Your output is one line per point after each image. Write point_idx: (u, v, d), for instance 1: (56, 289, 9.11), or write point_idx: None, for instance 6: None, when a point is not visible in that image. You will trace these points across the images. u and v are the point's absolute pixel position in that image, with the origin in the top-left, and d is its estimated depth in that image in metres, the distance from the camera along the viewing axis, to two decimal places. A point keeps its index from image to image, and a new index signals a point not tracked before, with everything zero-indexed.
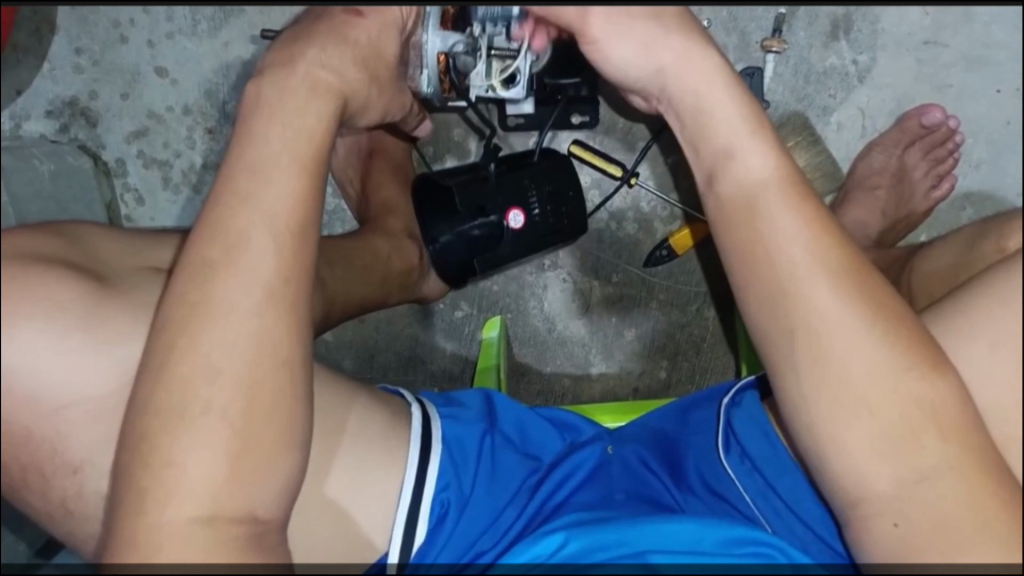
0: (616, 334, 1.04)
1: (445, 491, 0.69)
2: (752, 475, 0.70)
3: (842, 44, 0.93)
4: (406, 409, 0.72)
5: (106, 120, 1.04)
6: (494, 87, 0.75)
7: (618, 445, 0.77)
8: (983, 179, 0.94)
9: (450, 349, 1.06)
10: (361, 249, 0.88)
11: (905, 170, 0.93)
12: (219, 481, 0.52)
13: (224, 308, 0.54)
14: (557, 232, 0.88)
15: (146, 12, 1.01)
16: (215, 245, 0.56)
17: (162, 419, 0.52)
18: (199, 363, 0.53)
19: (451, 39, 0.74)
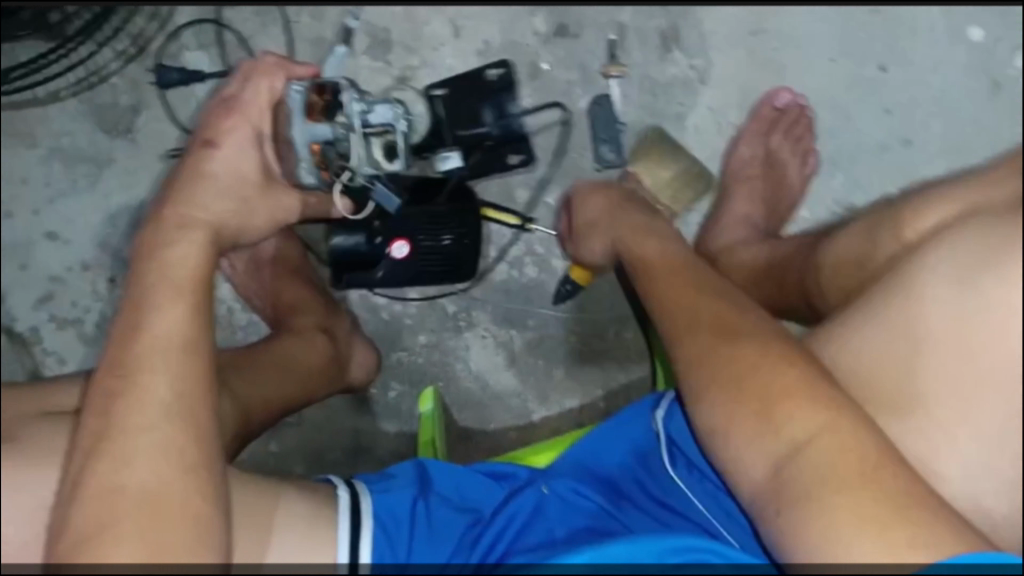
0: (546, 376, 1.06)
1: (380, 561, 0.74)
2: (698, 481, 0.75)
3: (677, 53, 0.97)
4: (333, 493, 0.76)
5: (11, 292, 1.06)
6: (378, 164, 0.79)
7: (552, 482, 0.78)
8: (843, 143, 0.97)
9: (393, 429, 1.07)
10: (272, 354, 0.91)
11: (771, 154, 0.95)
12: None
13: (125, 430, 0.62)
14: (443, 267, 0.93)
15: (25, 184, 1.04)
16: (116, 375, 0.64)
17: (76, 544, 0.58)
18: (106, 489, 0.60)
19: (319, 128, 0.78)
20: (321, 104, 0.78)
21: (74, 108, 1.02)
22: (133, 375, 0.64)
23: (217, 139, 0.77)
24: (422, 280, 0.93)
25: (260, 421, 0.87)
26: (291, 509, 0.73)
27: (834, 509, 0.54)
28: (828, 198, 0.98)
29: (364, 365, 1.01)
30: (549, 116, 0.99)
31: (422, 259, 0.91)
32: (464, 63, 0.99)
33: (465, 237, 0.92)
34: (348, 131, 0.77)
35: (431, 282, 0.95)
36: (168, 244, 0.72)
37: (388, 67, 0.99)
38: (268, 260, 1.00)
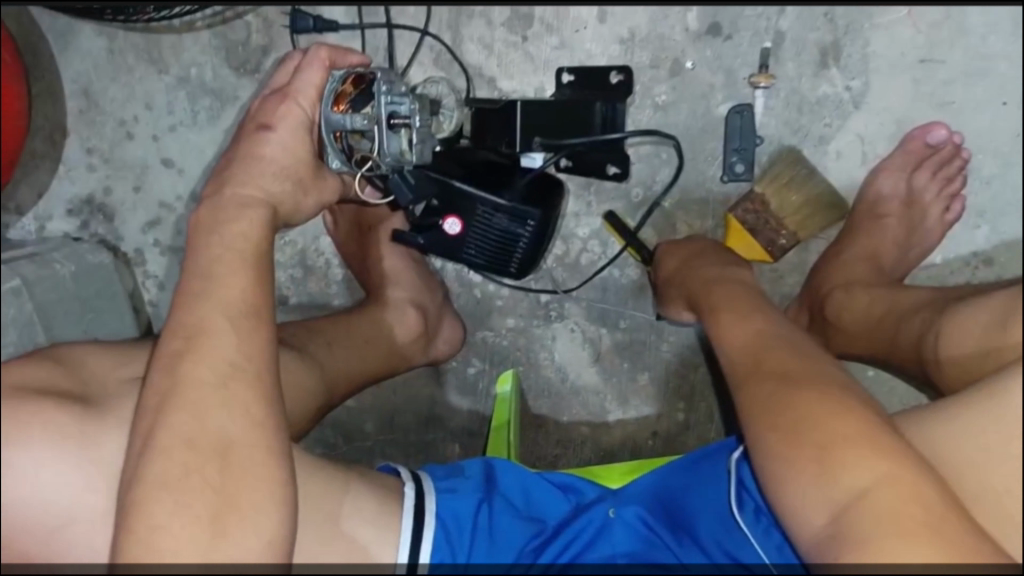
0: (629, 380, 1.03)
1: (440, 563, 0.72)
2: (767, 532, 0.70)
3: (834, 71, 0.91)
4: (400, 489, 0.75)
5: (121, 213, 1.08)
6: (403, 156, 0.75)
7: (620, 505, 0.76)
8: (995, 194, 0.90)
9: (466, 405, 1.07)
10: (362, 322, 0.93)
11: (916, 193, 0.89)
12: (206, 538, 0.56)
13: (192, 384, 0.60)
14: (512, 238, 0.87)
15: (148, 108, 1.05)
16: (176, 338, 0.62)
17: (147, 487, 0.57)
18: (188, 437, 0.58)
19: (347, 117, 0.71)
20: (349, 93, 0.73)
21: (207, 40, 1.02)
22: (197, 333, 0.61)
23: (269, 121, 0.71)
24: (496, 255, 0.88)
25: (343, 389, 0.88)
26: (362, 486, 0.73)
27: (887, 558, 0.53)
28: (966, 248, 0.92)
29: (452, 340, 0.99)
30: (683, 118, 0.94)
31: (493, 235, 0.86)
32: (604, 50, 0.94)
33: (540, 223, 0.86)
34: (371, 122, 0.72)
35: (511, 257, 0.89)
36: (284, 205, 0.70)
37: (524, 42, 0.95)
38: (369, 225, 0.97)
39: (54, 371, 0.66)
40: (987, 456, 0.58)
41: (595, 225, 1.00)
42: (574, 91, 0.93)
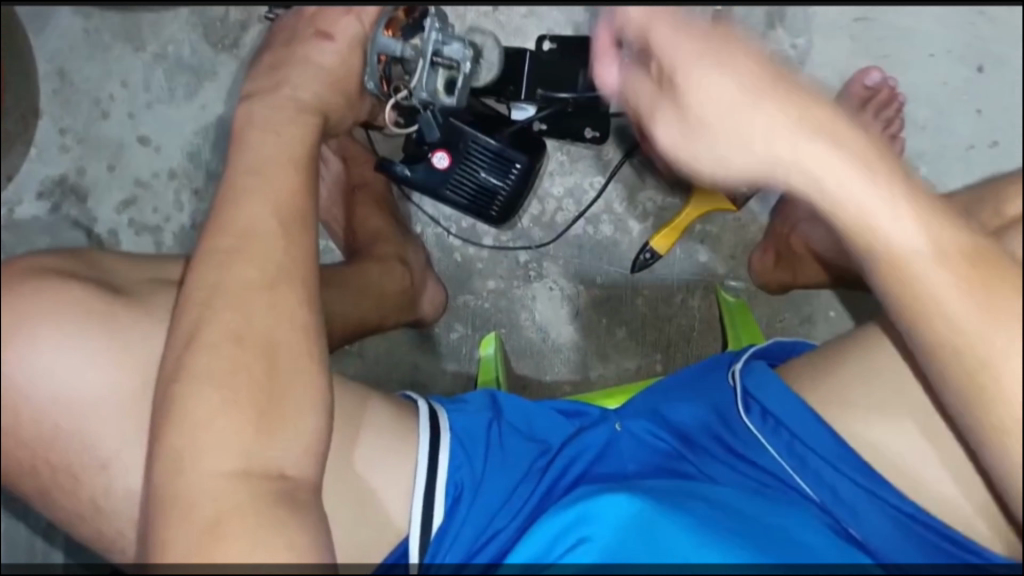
0: (608, 335, 1.06)
1: (458, 471, 0.74)
2: (777, 432, 0.73)
3: (780, 31, 1.00)
4: (413, 408, 0.77)
5: (95, 193, 1.08)
6: (437, 93, 0.80)
7: (625, 419, 0.80)
8: (931, 138, 0.99)
9: (451, 370, 1.08)
10: (355, 275, 0.92)
11: (862, 135, 0.95)
12: (249, 436, 0.59)
13: (235, 284, 0.63)
14: (495, 181, 0.93)
15: (125, 87, 1.06)
16: (227, 237, 0.64)
17: (198, 380, 0.60)
18: (231, 333, 0.61)
19: (393, 44, 0.77)
20: (401, 20, 0.78)
21: (185, 17, 1.05)
22: (225, 242, 0.64)
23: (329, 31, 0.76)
24: (478, 197, 0.94)
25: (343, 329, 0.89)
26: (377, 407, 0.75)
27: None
28: None
29: (435, 303, 1.03)
30: None
31: (476, 180, 0.93)
32: (570, 18, 1.01)
33: (524, 171, 0.93)
34: (417, 55, 0.77)
35: (493, 203, 0.95)
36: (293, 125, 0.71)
37: (496, 12, 1.02)
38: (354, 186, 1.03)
39: (68, 261, 0.69)
40: None
41: (569, 185, 1.05)
42: (561, 50, 0.94)
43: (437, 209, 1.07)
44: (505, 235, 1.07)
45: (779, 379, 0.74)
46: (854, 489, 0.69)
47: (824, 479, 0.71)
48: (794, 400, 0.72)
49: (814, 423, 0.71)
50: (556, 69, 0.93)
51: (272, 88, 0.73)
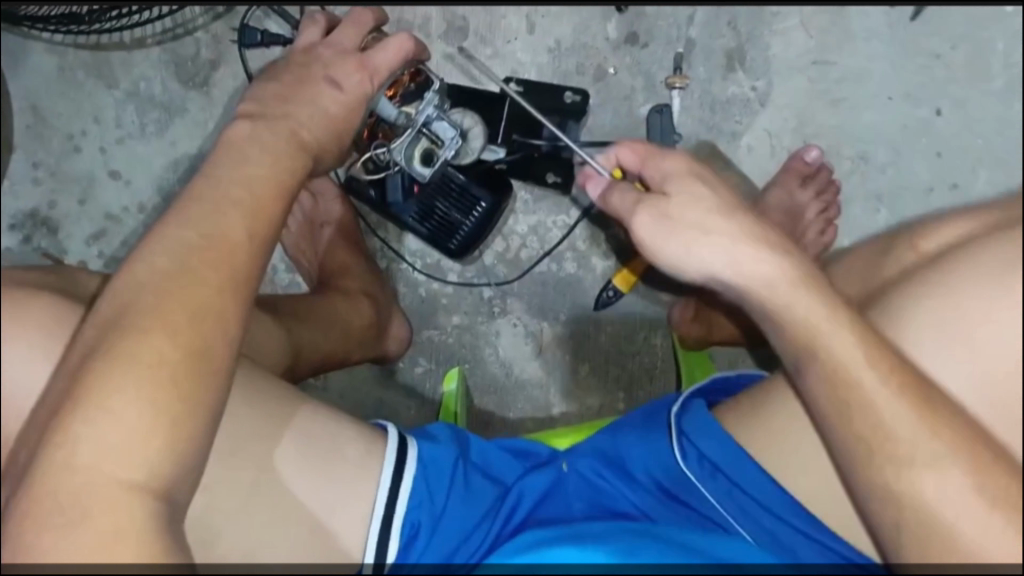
0: (570, 372, 1.07)
1: (416, 510, 0.74)
2: (715, 478, 0.73)
3: (740, 73, 1.01)
4: (382, 433, 0.76)
5: (66, 226, 1.09)
6: (410, 160, 0.85)
7: (571, 460, 0.79)
8: (891, 180, 1.00)
9: (415, 405, 1.08)
10: (321, 308, 0.94)
11: (796, 207, 0.96)
12: (155, 446, 0.54)
13: (172, 276, 0.59)
14: (453, 217, 0.96)
15: (97, 122, 1.08)
16: (193, 231, 0.61)
17: (112, 372, 0.55)
18: (164, 325, 0.57)
19: (389, 107, 0.81)
20: (407, 86, 0.82)
21: (157, 55, 1.07)
22: (168, 235, 0.61)
23: (337, 79, 0.75)
24: (437, 229, 0.97)
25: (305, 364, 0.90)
26: (311, 422, 0.73)
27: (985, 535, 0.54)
28: (867, 231, 1.01)
29: (400, 338, 1.03)
30: (609, 117, 1.02)
31: (437, 213, 0.96)
32: (533, 58, 1.03)
33: (486, 212, 0.96)
34: (409, 122, 0.82)
35: (451, 238, 0.98)
36: (247, 146, 0.68)
37: (460, 53, 1.03)
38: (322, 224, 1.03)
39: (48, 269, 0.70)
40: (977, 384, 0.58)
41: (533, 222, 1.06)
42: (527, 96, 0.98)
43: (401, 246, 1.08)
44: (469, 271, 1.07)
45: (712, 421, 0.74)
46: (793, 533, 0.70)
47: (762, 524, 0.71)
48: (736, 449, 0.72)
49: (757, 476, 0.71)
50: (525, 117, 0.95)
51: (279, 116, 0.71)
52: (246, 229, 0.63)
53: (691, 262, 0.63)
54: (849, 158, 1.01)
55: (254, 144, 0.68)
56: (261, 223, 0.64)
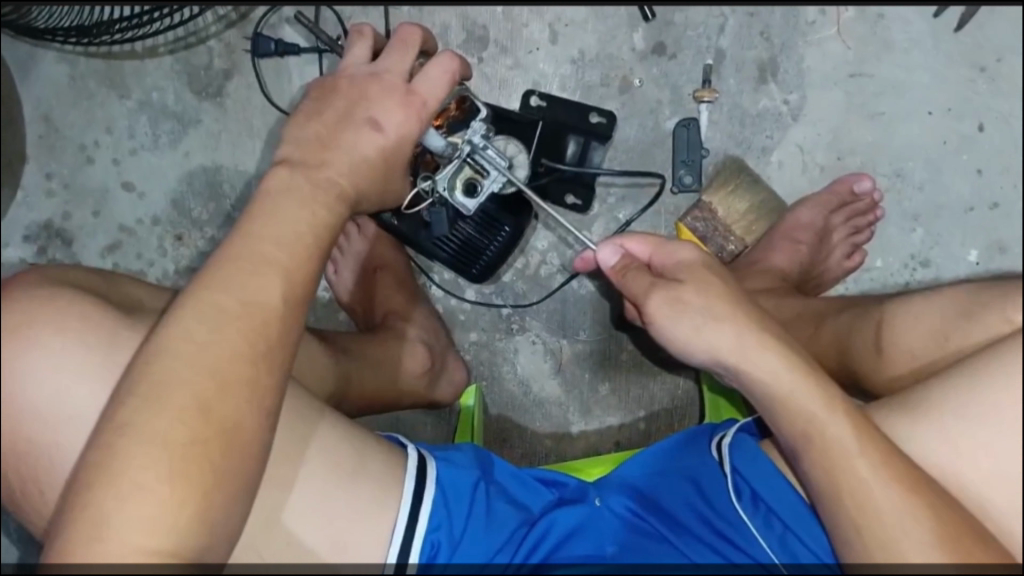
0: (590, 390, 1.04)
1: (437, 530, 0.71)
2: (768, 523, 0.71)
3: (772, 86, 0.97)
4: (401, 453, 0.73)
5: (79, 238, 1.06)
6: (453, 190, 0.79)
7: (605, 494, 0.77)
8: (927, 198, 0.96)
9: (430, 422, 1.05)
10: (369, 344, 0.93)
11: (829, 230, 0.93)
12: (187, 520, 0.52)
13: (185, 336, 0.56)
14: (475, 243, 0.97)
15: (110, 133, 1.06)
16: (224, 292, 0.58)
17: (142, 445, 0.52)
18: (197, 396, 0.54)
19: (435, 137, 0.75)
20: (451, 115, 0.77)
21: (169, 65, 1.05)
22: (208, 296, 0.58)
23: (380, 120, 0.71)
24: (459, 253, 0.99)
25: (354, 403, 0.89)
26: (324, 435, 0.69)
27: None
28: (905, 250, 0.97)
29: (454, 384, 1.00)
30: (634, 131, 0.98)
31: (460, 240, 0.97)
32: (556, 69, 0.99)
33: (509, 237, 0.97)
34: (455, 153, 0.77)
35: (474, 261, 0.99)
36: (281, 197, 0.64)
37: (481, 63, 0.99)
38: (373, 265, 1.01)
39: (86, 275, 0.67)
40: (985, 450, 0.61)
41: (553, 238, 1.04)
42: (548, 112, 0.96)
43: (419, 264, 1.06)
44: (487, 287, 1.05)
45: (766, 458, 0.73)
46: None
47: (808, 571, 0.69)
48: (784, 488, 0.71)
49: (811, 523, 0.70)
50: (552, 143, 0.94)
51: (316, 166, 0.68)
52: (283, 295, 0.59)
53: (696, 344, 0.68)
54: (885, 175, 0.97)
55: (288, 198, 0.64)
56: (298, 286, 0.61)
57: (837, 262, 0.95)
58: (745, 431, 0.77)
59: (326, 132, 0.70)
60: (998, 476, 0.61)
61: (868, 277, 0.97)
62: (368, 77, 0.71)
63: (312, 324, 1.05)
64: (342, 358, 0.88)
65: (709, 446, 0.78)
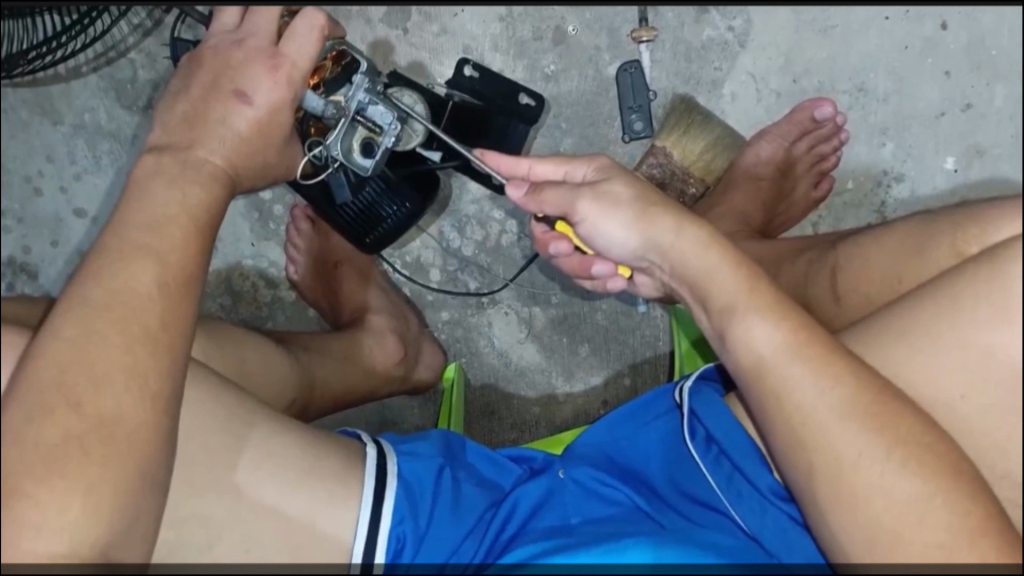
0: (570, 354, 1.01)
1: (400, 524, 0.69)
2: (717, 462, 0.69)
3: (713, 14, 0.91)
4: (360, 450, 0.72)
5: (43, 270, 1.05)
6: (350, 153, 0.74)
7: (569, 466, 0.74)
8: (894, 110, 0.90)
9: (416, 404, 1.04)
10: (341, 341, 0.91)
11: (790, 160, 0.88)
12: (74, 514, 0.50)
13: (54, 340, 0.54)
14: (368, 220, 0.89)
15: (51, 160, 1.04)
16: (99, 292, 0.56)
17: (30, 455, 0.51)
18: (66, 394, 0.52)
19: (314, 100, 0.71)
20: (328, 72, 0.72)
21: (96, 83, 1.02)
22: (86, 301, 0.56)
23: (248, 91, 0.68)
24: (348, 219, 0.90)
25: (321, 403, 0.87)
26: (279, 448, 0.67)
27: (955, 528, 0.52)
28: (875, 167, 0.91)
29: (432, 367, 0.99)
30: (575, 83, 0.93)
31: (357, 209, 0.88)
32: (485, 29, 0.94)
33: (411, 213, 0.88)
34: (338, 113, 0.72)
35: (371, 234, 0.90)
36: (166, 185, 0.63)
37: (406, 34, 0.95)
38: (337, 261, 0.98)
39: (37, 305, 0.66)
40: (960, 381, 0.56)
41: (510, 205, 1.01)
42: (482, 84, 0.89)
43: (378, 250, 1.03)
44: (451, 265, 1.02)
45: (724, 406, 0.69)
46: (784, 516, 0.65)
47: (754, 508, 0.66)
48: (743, 435, 0.67)
49: (759, 463, 0.66)
50: (477, 121, 0.86)
51: (186, 147, 0.66)
52: (156, 279, 0.57)
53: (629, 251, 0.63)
54: (846, 92, 0.90)
55: (156, 182, 0.63)
56: (173, 269, 0.58)
57: (805, 194, 0.90)
58: (704, 380, 0.74)
59: (194, 110, 0.67)
60: (980, 409, 0.56)
61: (842, 203, 0.93)
62: (231, 45, 0.69)
63: (270, 323, 1.04)
64: (302, 355, 0.85)
65: (673, 397, 0.75)
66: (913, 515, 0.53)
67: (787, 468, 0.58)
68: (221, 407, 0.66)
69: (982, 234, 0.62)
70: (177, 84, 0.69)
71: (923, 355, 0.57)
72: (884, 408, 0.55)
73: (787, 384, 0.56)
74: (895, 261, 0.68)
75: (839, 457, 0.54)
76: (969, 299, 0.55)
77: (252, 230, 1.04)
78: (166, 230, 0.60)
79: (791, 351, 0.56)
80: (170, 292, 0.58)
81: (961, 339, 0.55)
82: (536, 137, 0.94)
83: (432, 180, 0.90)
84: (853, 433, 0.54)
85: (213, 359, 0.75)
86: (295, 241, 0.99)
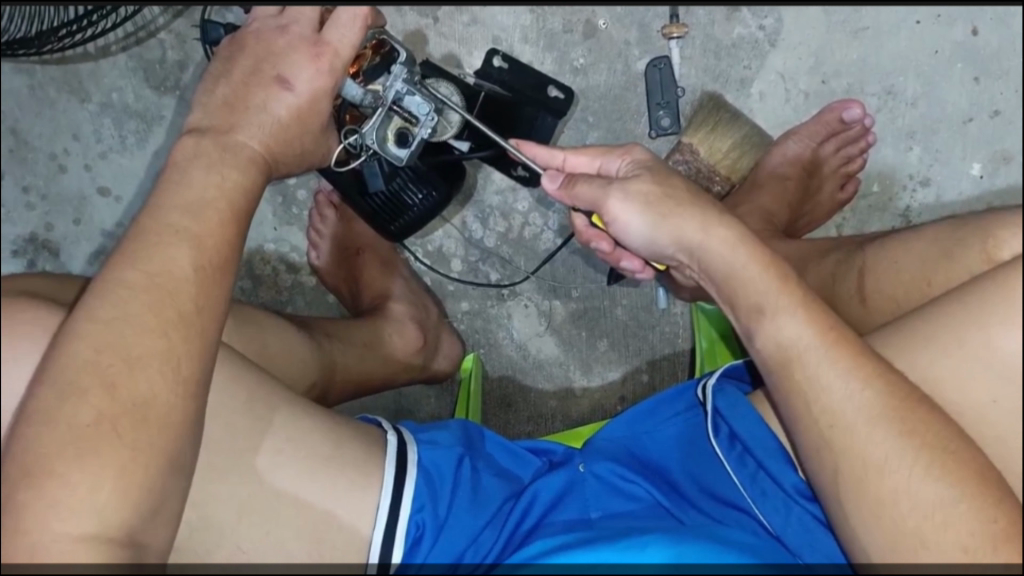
0: (589, 348, 1.01)
1: (420, 512, 0.69)
2: (741, 460, 0.69)
3: (745, 12, 0.91)
4: (382, 438, 0.72)
5: (66, 248, 1.06)
6: (384, 141, 0.74)
7: (590, 461, 0.75)
8: (922, 114, 0.90)
9: (433, 394, 1.04)
10: (362, 328, 0.92)
11: (817, 160, 0.88)
12: (101, 495, 0.51)
13: (88, 318, 0.54)
14: (394, 208, 0.89)
15: (77, 138, 1.04)
16: (137, 272, 0.56)
17: (61, 433, 0.51)
18: (97, 374, 0.52)
19: (352, 88, 0.72)
20: (369, 60, 0.73)
21: (124, 62, 1.02)
22: (122, 280, 0.56)
23: (290, 77, 0.68)
24: (372, 207, 0.90)
25: (341, 390, 0.88)
26: (303, 433, 0.67)
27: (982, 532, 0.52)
28: (901, 171, 0.92)
29: (450, 357, 0.99)
30: (603, 77, 0.93)
31: (383, 198, 0.88)
32: (516, 20, 0.94)
33: (436, 202, 0.88)
34: (376, 102, 0.72)
35: (395, 223, 0.90)
36: (205, 165, 0.63)
37: (436, 23, 0.95)
38: (359, 247, 0.98)
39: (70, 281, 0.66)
40: (991, 385, 0.56)
41: (533, 197, 1.01)
42: (511, 76, 0.89)
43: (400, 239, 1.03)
44: (472, 256, 1.03)
45: (749, 407, 0.69)
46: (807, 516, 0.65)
47: (778, 506, 0.66)
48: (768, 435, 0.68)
49: (783, 462, 0.67)
50: (507, 112, 0.87)
51: (227, 131, 0.66)
52: (193, 262, 0.58)
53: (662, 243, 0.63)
54: (875, 95, 0.91)
55: (196, 164, 0.63)
56: (209, 253, 0.59)
57: (830, 194, 0.91)
58: (727, 378, 0.74)
59: (235, 95, 0.68)
60: (1010, 413, 0.56)
61: (866, 206, 0.93)
62: (274, 30, 0.70)
63: (290, 307, 1.05)
64: (324, 340, 0.86)
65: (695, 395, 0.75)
66: (941, 519, 0.53)
67: (813, 466, 0.58)
68: (244, 391, 0.67)
69: (1013, 239, 0.62)
70: (219, 67, 0.69)
71: (953, 359, 0.57)
72: (914, 411, 0.55)
73: (818, 384, 0.56)
74: (924, 263, 0.68)
75: (866, 457, 0.55)
76: (1003, 304, 0.55)
77: (275, 215, 1.04)
78: (204, 213, 0.60)
79: (822, 351, 0.56)
80: (204, 275, 0.58)
81: (992, 342, 0.56)
82: (563, 131, 0.94)
83: (460, 172, 0.90)
84: (880, 435, 0.54)
85: (238, 342, 0.75)
86: (317, 227, 0.99)
